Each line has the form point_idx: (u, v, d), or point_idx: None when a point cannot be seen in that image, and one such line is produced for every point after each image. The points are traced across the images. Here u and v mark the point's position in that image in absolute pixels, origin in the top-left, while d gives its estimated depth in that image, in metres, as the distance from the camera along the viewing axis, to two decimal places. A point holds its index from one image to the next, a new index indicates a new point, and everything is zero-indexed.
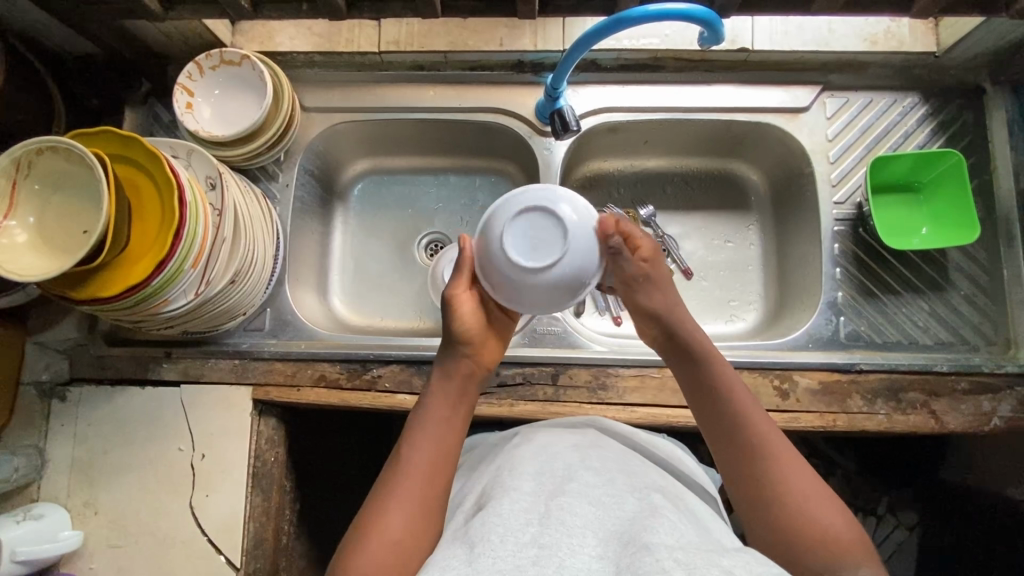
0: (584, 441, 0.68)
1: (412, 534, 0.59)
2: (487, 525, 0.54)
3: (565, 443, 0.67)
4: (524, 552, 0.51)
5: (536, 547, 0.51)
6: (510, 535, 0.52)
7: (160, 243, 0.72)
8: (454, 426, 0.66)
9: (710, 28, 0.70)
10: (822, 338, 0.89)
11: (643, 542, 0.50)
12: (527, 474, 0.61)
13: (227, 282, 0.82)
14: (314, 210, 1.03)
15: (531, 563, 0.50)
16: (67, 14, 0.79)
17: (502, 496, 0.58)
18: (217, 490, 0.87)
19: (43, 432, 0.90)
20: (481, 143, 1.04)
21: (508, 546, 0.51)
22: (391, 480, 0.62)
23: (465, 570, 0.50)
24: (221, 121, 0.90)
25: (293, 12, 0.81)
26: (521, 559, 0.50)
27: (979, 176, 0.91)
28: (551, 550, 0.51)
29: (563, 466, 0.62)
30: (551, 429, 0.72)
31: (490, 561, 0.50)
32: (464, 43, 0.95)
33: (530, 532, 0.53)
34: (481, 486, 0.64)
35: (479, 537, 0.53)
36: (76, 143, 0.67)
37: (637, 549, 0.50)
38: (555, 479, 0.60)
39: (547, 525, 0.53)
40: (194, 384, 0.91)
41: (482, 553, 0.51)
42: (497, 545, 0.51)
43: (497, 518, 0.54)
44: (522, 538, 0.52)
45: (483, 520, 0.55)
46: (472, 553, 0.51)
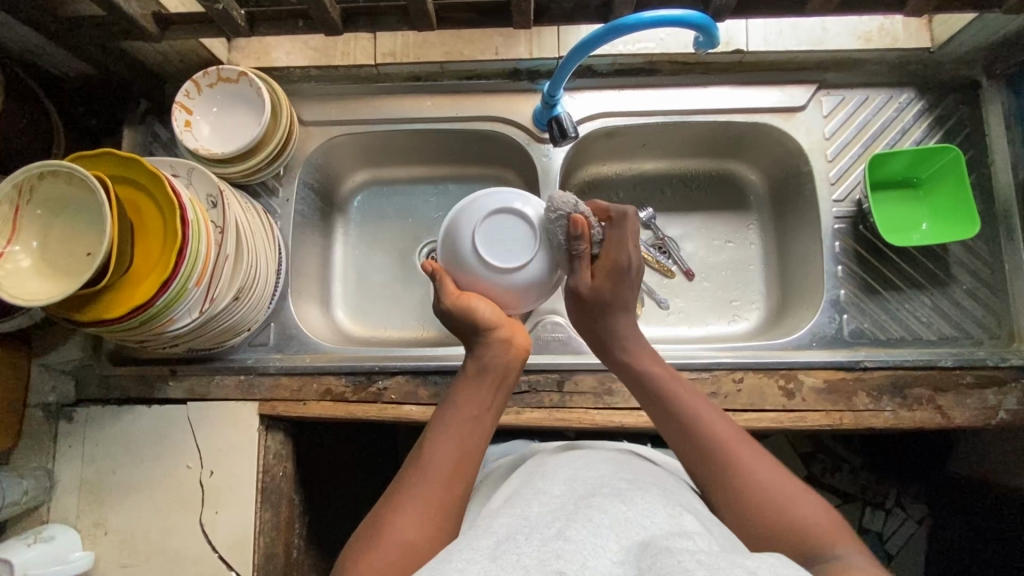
0: (619, 457, 0.69)
1: (426, 535, 0.57)
2: (512, 525, 0.55)
3: (604, 459, 0.68)
4: (549, 547, 0.50)
5: (561, 540, 0.50)
6: (534, 534, 0.52)
7: (165, 263, 0.72)
8: (480, 425, 0.67)
9: (706, 32, 0.70)
10: (826, 336, 0.89)
11: (663, 546, 0.49)
12: (559, 481, 0.62)
13: (232, 299, 0.82)
14: (315, 223, 1.03)
15: (554, 557, 0.48)
16: (65, 36, 0.80)
17: (532, 498, 0.59)
18: (226, 507, 0.87)
19: (51, 454, 0.90)
20: (480, 152, 1.04)
21: (533, 543, 0.51)
22: (407, 480, 0.61)
23: (487, 565, 0.49)
24: (219, 138, 0.91)
25: (289, 28, 0.81)
26: (545, 554, 0.49)
27: (978, 170, 0.91)
28: (575, 547, 0.49)
29: (596, 475, 0.63)
30: (591, 450, 0.72)
31: (514, 557, 0.49)
32: (459, 52, 0.95)
33: (556, 528, 0.52)
34: (509, 489, 0.65)
35: (505, 535, 0.53)
36: (77, 165, 0.67)
37: (659, 551, 0.48)
38: (585, 484, 0.60)
39: (573, 522, 0.53)
40: (201, 401, 0.91)
41: (505, 550, 0.50)
42: (522, 543, 0.51)
43: (524, 520, 0.55)
44: (547, 534, 0.52)
45: (508, 520, 0.55)
46: (496, 549, 0.51)
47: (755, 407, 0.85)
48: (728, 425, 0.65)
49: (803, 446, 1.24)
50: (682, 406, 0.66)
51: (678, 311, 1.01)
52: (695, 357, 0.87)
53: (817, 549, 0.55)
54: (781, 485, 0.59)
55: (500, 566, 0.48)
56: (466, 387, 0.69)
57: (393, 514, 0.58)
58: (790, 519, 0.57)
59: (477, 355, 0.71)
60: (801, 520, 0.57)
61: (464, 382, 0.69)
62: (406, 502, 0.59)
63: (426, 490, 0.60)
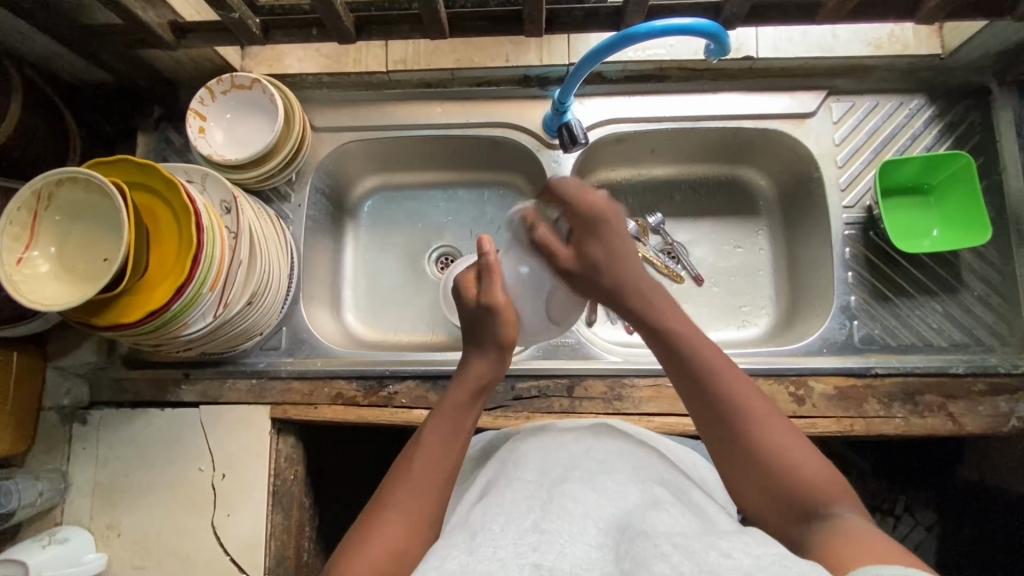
0: (588, 434, 0.69)
1: (412, 539, 0.58)
2: (489, 516, 0.56)
3: (571, 438, 0.68)
4: (524, 539, 0.51)
5: (537, 533, 0.52)
6: (510, 525, 0.53)
7: (179, 269, 0.73)
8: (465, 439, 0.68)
9: (718, 41, 0.70)
10: (836, 342, 0.89)
11: (640, 530, 0.51)
12: (531, 467, 0.63)
13: (245, 303, 0.83)
14: (326, 228, 1.04)
15: (531, 549, 0.50)
16: (83, 44, 0.81)
17: (506, 487, 0.60)
18: (238, 510, 0.88)
19: (65, 456, 0.91)
20: (489, 157, 1.05)
21: (509, 535, 0.52)
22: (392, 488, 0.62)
23: (465, 560, 0.50)
24: (233, 144, 0.92)
25: (302, 36, 0.81)
26: (521, 545, 0.51)
27: (989, 176, 0.91)
28: (551, 536, 0.51)
29: (567, 459, 0.63)
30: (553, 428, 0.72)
31: (491, 549, 0.51)
32: (470, 59, 0.95)
33: (532, 519, 0.54)
34: (487, 479, 0.66)
35: (480, 528, 0.54)
36: (96, 172, 0.68)
37: (635, 536, 0.50)
38: (557, 471, 0.61)
39: (547, 512, 0.54)
40: (213, 404, 0.92)
41: (483, 543, 0.52)
42: (498, 535, 0.53)
43: (499, 510, 0.56)
44: (523, 525, 0.53)
45: (485, 513, 0.57)
46: (473, 542, 0.53)
47: None
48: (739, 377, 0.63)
49: None
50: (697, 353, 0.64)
51: (687, 316, 1.01)
52: None
53: (822, 510, 0.54)
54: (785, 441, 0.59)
55: (477, 561, 0.50)
56: (452, 397, 0.70)
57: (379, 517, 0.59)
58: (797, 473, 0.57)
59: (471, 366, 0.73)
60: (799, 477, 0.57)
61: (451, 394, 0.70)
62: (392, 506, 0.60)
63: (410, 495, 0.61)
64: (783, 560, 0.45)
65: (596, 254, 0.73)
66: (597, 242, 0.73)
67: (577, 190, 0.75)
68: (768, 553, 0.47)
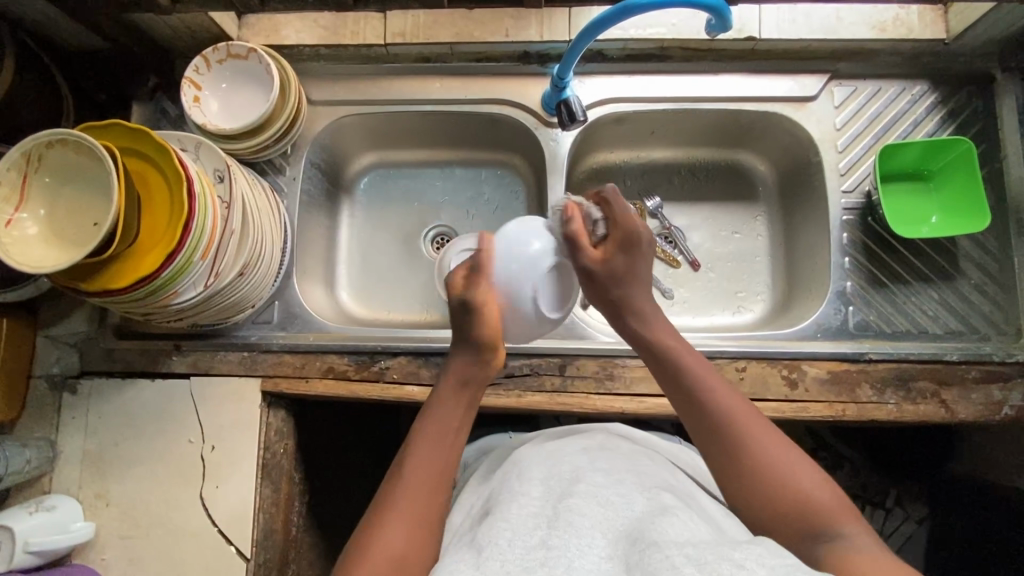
0: (594, 444, 0.71)
1: (412, 546, 0.59)
2: (495, 529, 0.56)
3: (574, 447, 0.69)
4: (531, 555, 0.52)
5: (545, 548, 0.53)
6: (518, 539, 0.54)
7: (170, 236, 0.73)
8: (458, 436, 0.67)
9: (719, 16, 0.69)
10: (830, 328, 0.88)
11: (651, 540, 0.51)
12: (535, 478, 0.63)
13: (237, 274, 0.83)
14: (321, 204, 1.04)
15: (539, 564, 0.51)
16: (75, 7, 0.80)
17: (511, 500, 0.61)
18: (227, 482, 0.88)
19: (54, 425, 0.91)
20: (488, 136, 1.04)
21: (516, 550, 0.53)
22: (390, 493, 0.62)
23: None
24: (228, 114, 0.91)
25: (299, 4, 0.80)
26: (530, 561, 0.52)
27: (990, 163, 0.91)
28: (559, 551, 0.52)
29: (570, 469, 0.64)
30: (559, 435, 0.75)
31: (498, 564, 0.52)
32: (469, 34, 0.94)
33: (538, 535, 0.54)
34: (490, 490, 0.68)
35: (487, 542, 0.55)
36: (87, 135, 0.67)
37: (646, 547, 0.51)
38: (562, 482, 0.62)
39: (554, 526, 0.55)
40: (203, 376, 0.91)
41: (490, 556, 0.53)
42: (505, 548, 0.53)
43: (504, 523, 0.57)
44: (529, 541, 0.54)
45: (491, 526, 0.57)
46: (480, 557, 0.53)
47: (758, 397, 0.85)
48: (746, 403, 0.64)
49: (804, 441, 1.25)
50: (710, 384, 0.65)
51: (683, 301, 1.01)
52: (698, 344, 0.87)
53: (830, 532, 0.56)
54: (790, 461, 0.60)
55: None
56: (445, 394, 0.69)
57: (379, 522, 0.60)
58: (802, 492, 0.58)
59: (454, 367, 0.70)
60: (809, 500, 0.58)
61: (444, 392, 0.69)
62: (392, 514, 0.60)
63: (408, 501, 0.61)
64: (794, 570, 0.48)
65: (619, 270, 0.70)
66: (627, 260, 0.70)
67: (625, 214, 0.71)
68: (782, 565, 0.48)
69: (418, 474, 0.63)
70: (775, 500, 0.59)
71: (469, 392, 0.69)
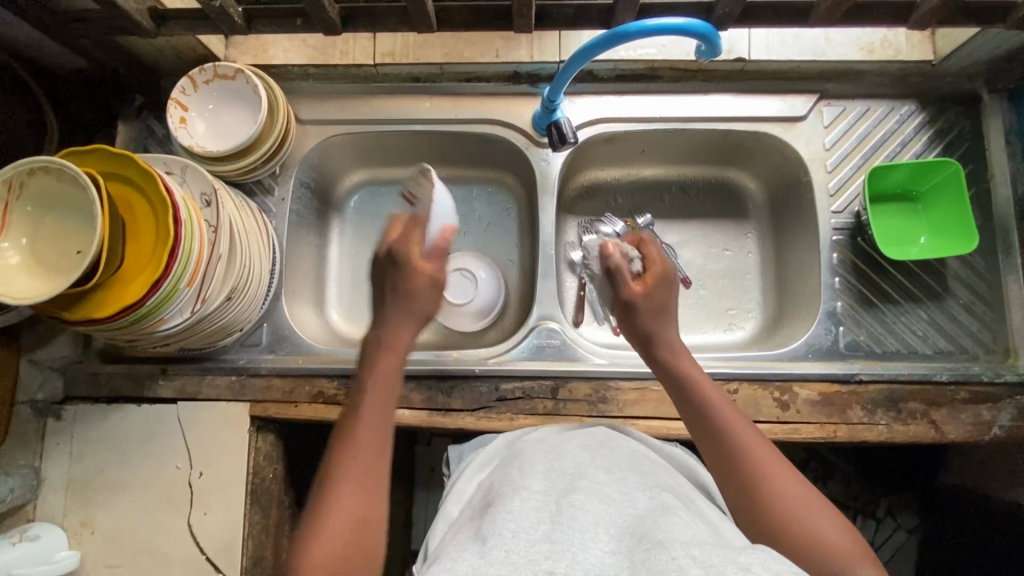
0: (593, 441, 0.72)
1: (369, 506, 0.57)
2: (499, 521, 0.55)
3: (575, 444, 0.70)
4: (536, 547, 0.51)
5: (549, 542, 0.52)
6: (522, 531, 0.53)
7: (155, 264, 0.72)
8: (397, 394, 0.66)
9: (709, 42, 0.68)
10: (821, 347, 0.89)
11: (657, 540, 0.50)
12: (537, 474, 0.64)
13: (224, 299, 0.82)
14: (311, 223, 1.03)
15: (544, 557, 0.50)
16: (58, 30, 0.78)
17: (513, 494, 0.60)
18: (215, 509, 0.87)
19: (37, 451, 0.89)
20: (478, 154, 1.03)
21: (519, 540, 0.52)
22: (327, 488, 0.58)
23: (477, 563, 0.50)
24: (215, 135, 0.90)
25: (287, 27, 0.78)
26: (534, 553, 0.51)
27: (977, 184, 0.91)
28: (563, 545, 0.51)
29: (573, 467, 0.64)
30: (557, 432, 0.75)
31: (502, 553, 0.51)
32: (459, 54, 0.94)
33: (542, 529, 0.53)
34: (490, 483, 0.68)
35: (492, 531, 0.54)
36: (69, 163, 0.66)
37: (652, 546, 0.49)
38: (564, 480, 0.62)
39: (558, 521, 0.54)
40: (191, 401, 0.90)
41: (494, 547, 0.52)
42: (509, 539, 0.52)
43: (507, 515, 0.56)
44: (534, 534, 0.53)
45: (494, 518, 0.56)
46: (483, 546, 0.52)
47: (749, 419, 0.84)
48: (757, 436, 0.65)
49: (796, 454, 1.25)
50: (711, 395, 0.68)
51: None
52: None
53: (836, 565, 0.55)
54: (797, 489, 0.60)
55: (489, 564, 0.50)
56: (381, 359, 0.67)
57: (320, 522, 0.55)
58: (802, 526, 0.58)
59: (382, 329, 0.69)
60: (814, 534, 0.57)
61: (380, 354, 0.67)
62: (333, 509, 0.56)
63: (350, 492, 0.57)
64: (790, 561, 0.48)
65: (661, 300, 0.75)
66: (665, 292, 0.76)
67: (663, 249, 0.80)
68: (790, 569, 0.46)
69: (358, 464, 0.59)
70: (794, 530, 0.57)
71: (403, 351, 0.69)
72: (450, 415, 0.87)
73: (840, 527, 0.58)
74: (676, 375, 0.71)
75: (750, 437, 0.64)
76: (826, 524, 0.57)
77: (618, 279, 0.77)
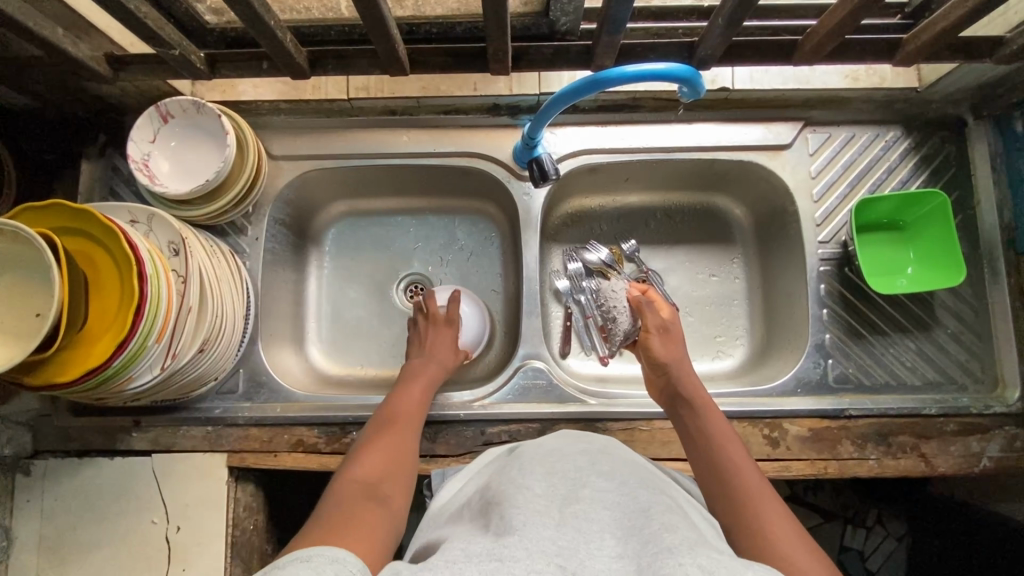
0: (593, 449, 0.67)
1: (400, 456, 0.71)
2: (509, 514, 0.53)
3: (576, 449, 0.67)
4: (547, 540, 0.49)
5: (557, 542, 0.49)
6: (531, 524, 0.50)
7: (119, 324, 0.69)
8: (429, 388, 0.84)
9: (690, 84, 0.66)
10: (811, 382, 0.87)
11: (664, 545, 0.48)
12: (539, 475, 0.60)
13: (196, 352, 0.79)
14: (287, 260, 1.00)
15: (555, 553, 0.47)
16: (10, 78, 0.75)
17: (517, 490, 0.57)
18: (194, 565, 0.84)
19: (6, 510, 0.86)
20: (459, 185, 1.01)
21: (532, 533, 0.49)
22: (367, 443, 0.73)
23: (490, 548, 0.48)
24: (180, 174, 0.85)
25: (253, 70, 0.75)
26: (544, 546, 0.48)
27: (963, 211, 0.90)
28: (571, 548, 0.49)
29: (574, 471, 0.61)
30: (557, 437, 0.71)
31: (518, 540, 0.48)
32: (436, 88, 0.91)
33: (549, 527, 0.50)
34: (484, 486, 0.64)
35: (503, 525, 0.51)
36: (20, 225, 0.63)
37: (660, 551, 0.47)
38: (566, 481, 0.59)
39: (564, 523, 0.51)
40: (167, 453, 0.87)
41: (509, 533, 0.49)
42: (523, 529, 0.50)
43: (516, 509, 0.53)
44: (542, 530, 0.50)
45: (501, 515, 0.53)
46: (496, 538, 0.50)
47: None
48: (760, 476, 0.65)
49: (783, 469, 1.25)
50: (726, 431, 0.72)
51: None
52: None
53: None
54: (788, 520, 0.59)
55: (505, 549, 0.48)
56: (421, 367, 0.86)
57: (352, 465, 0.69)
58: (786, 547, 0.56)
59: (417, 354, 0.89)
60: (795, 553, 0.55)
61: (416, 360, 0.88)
62: (364, 458, 0.70)
63: (384, 447, 0.72)
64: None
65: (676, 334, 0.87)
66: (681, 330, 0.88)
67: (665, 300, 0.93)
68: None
69: (389, 434, 0.74)
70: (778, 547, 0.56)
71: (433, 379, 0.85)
72: (435, 461, 0.85)
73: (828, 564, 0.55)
74: (690, 403, 0.76)
75: (750, 471, 0.66)
76: (808, 563, 0.54)
77: (644, 311, 0.89)
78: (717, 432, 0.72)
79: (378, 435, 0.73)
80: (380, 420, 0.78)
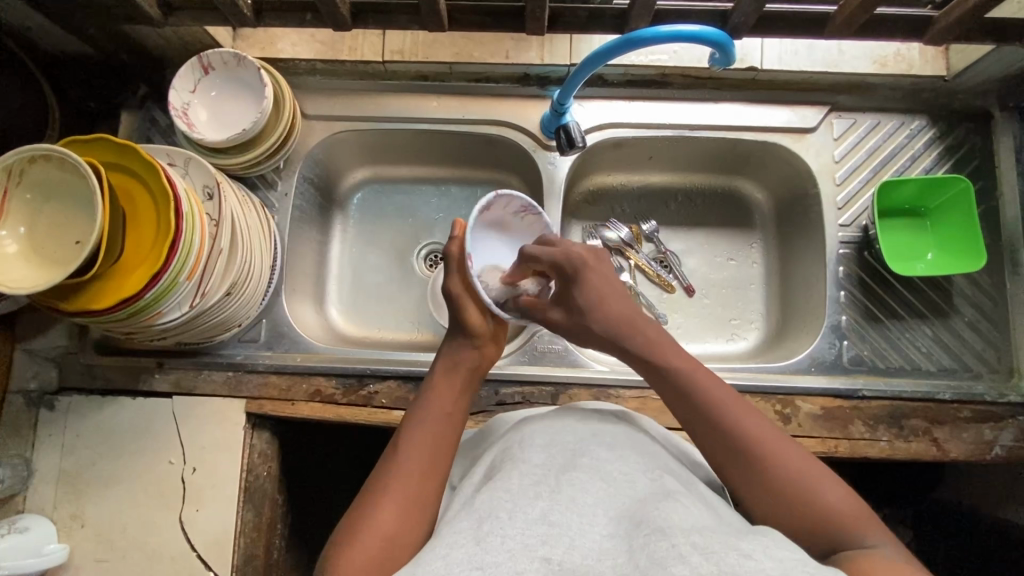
0: (592, 415, 0.65)
1: (404, 527, 0.56)
2: (495, 499, 0.52)
3: (574, 416, 0.64)
4: (533, 530, 0.48)
5: (546, 524, 0.49)
6: (518, 511, 0.50)
7: (156, 256, 0.71)
8: (454, 417, 0.66)
9: (723, 51, 0.68)
10: (825, 361, 0.88)
11: (656, 525, 0.48)
12: (536, 447, 0.58)
13: (224, 294, 0.80)
14: (313, 219, 1.02)
15: (541, 542, 0.48)
16: (65, 17, 0.78)
17: (512, 469, 0.55)
18: (208, 506, 0.85)
19: (29, 442, 0.88)
20: (484, 156, 1.03)
21: (517, 523, 0.49)
22: (371, 500, 0.58)
23: (473, 553, 0.47)
24: (217, 124, 0.87)
25: (296, 21, 0.78)
26: (530, 538, 0.48)
27: (986, 202, 0.90)
28: (561, 530, 0.49)
29: (574, 440, 0.59)
30: (559, 407, 0.66)
31: (500, 540, 0.48)
32: (469, 54, 0.94)
33: (539, 507, 0.50)
34: (490, 456, 0.62)
35: (488, 512, 0.50)
36: (71, 150, 0.65)
37: (651, 532, 0.47)
38: (564, 453, 0.57)
39: (556, 500, 0.51)
40: (186, 396, 0.89)
41: (491, 532, 0.49)
42: (506, 522, 0.49)
43: (504, 493, 0.52)
44: (531, 514, 0.50)
45: (489, 496, 0.53)
46: (480, 531, 0.49)
47: None
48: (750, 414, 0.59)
49: None
50: (704, 392, 0.61)
51: (677, 326, 1.00)
52: None
53: (846, 536, 0.53)
54: (796, 461, 0.57)
55: (486, 552, 0.47)
56: (446, 382, 0.69)
57: (346, 544, 0.55)
58: (809, 495, 0.55)
59: (447, 353, 0.72)
60: (818, 505, 0.54)
61: (439, 375, 0.69)
62: (362, 530, 0.56)
63: (387, 512, 0.57)
64: (805, 566, 0.45)
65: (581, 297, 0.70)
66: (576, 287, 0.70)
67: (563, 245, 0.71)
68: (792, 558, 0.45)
69: (393, 488, 0.58)
70: (802, 506, 0.55)
71: (457, 401, 0.68)
72: None
73: (843, 490, 0.55)
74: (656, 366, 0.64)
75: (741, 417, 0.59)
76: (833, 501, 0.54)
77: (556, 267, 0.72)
78: (692, 395, 0.61)
79: (380, 491, 0.59)
80: (384, 464, 0.62)
